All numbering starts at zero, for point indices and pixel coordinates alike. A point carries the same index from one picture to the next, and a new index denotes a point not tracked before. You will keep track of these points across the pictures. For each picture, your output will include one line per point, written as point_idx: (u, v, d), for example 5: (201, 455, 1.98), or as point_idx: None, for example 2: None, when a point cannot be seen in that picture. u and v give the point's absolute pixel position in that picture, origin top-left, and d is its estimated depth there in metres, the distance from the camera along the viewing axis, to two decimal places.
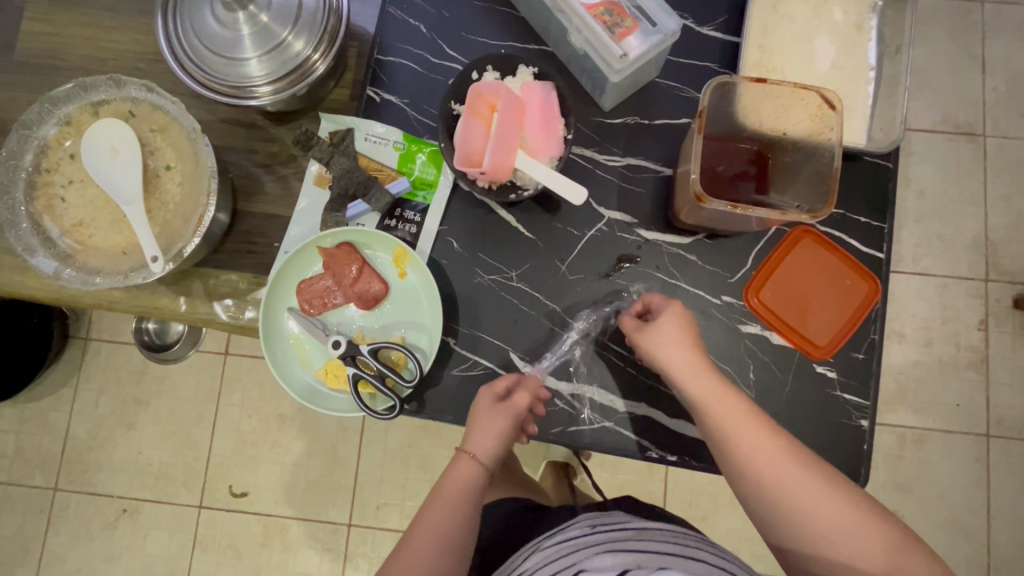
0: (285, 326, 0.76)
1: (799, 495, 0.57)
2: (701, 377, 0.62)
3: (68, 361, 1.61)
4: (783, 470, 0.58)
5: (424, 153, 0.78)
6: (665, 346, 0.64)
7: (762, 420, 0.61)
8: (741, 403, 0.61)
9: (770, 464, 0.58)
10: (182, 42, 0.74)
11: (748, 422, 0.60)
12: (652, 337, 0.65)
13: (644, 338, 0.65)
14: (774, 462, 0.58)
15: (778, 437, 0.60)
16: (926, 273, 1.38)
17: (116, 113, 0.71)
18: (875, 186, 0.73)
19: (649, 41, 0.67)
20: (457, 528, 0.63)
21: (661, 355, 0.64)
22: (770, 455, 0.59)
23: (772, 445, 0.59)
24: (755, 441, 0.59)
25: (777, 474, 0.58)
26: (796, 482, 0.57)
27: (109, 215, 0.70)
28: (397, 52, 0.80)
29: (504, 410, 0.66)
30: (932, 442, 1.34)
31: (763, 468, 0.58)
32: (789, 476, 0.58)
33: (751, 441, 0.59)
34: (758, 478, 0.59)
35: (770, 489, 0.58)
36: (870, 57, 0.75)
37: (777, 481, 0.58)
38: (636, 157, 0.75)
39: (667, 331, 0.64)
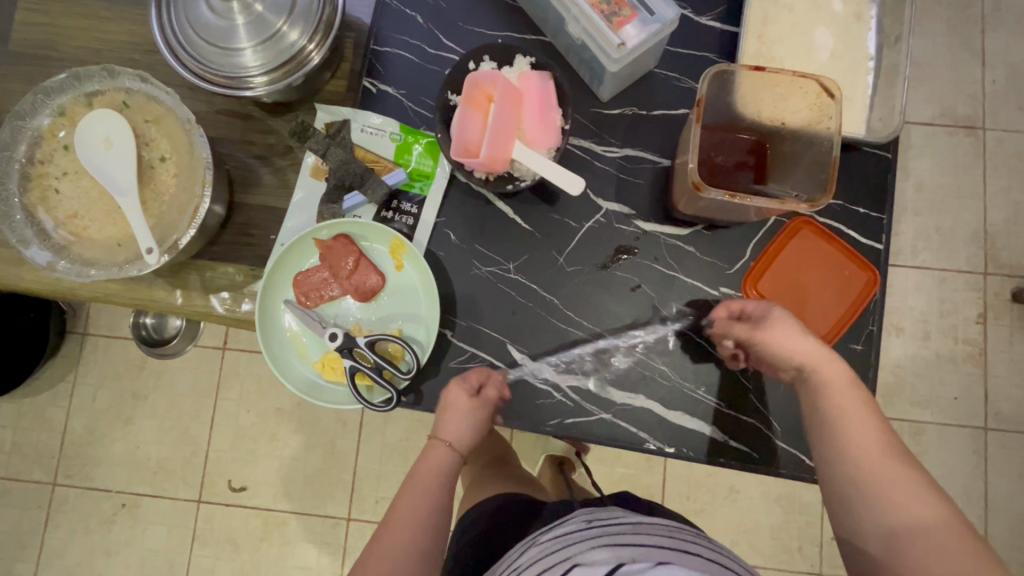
0: (281, 318, 0.76)
1: (897, 490, 0.54)
2: (822, 366, 0.61)
3: (66, 356, 1.61)
4: (889, 462, 0.55)
5: (421, 144, 0.77)
6: (779, 332, 0.63)
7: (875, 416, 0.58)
8: (859, 395, 0.59)
9: (872, 455, 0.56)
10: (177, 32, 0.73)
11: (862, 412, 0.58)
12: (766, 323, 0.64)
13: (757, 325, 0.65)
14: (878, 453, 0.55)
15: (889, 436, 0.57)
16: (925, 267, 1.38)
17: (110, 104, 0.71)
18: (874, 177, 0.73)
19: (647, 30, 0.67)
20: (424, 502, 0.65)
21: (773, 339, 0.63)
22: (875, 446, 0.56)
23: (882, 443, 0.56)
24: (865, 431, 0.57)
25: (882, 466, 0.55)
26: (895, 478, 0.54)
27: (103, 206, 0.70)
28: (394, 43, 0.79)
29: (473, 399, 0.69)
30: (930, 435, 1.35)
31: (864, 457, 0.56)
32: (891, 469, 0.55)
33: (861, 429, 0.57)
34: (860, 468, 0.56)
35: (871, 478, 0.55)
36: (870, 47, 0.74)
37: (879, 475, 0.55)
38: (634, 148, 0.75)
39: (781, 319, 0.63)
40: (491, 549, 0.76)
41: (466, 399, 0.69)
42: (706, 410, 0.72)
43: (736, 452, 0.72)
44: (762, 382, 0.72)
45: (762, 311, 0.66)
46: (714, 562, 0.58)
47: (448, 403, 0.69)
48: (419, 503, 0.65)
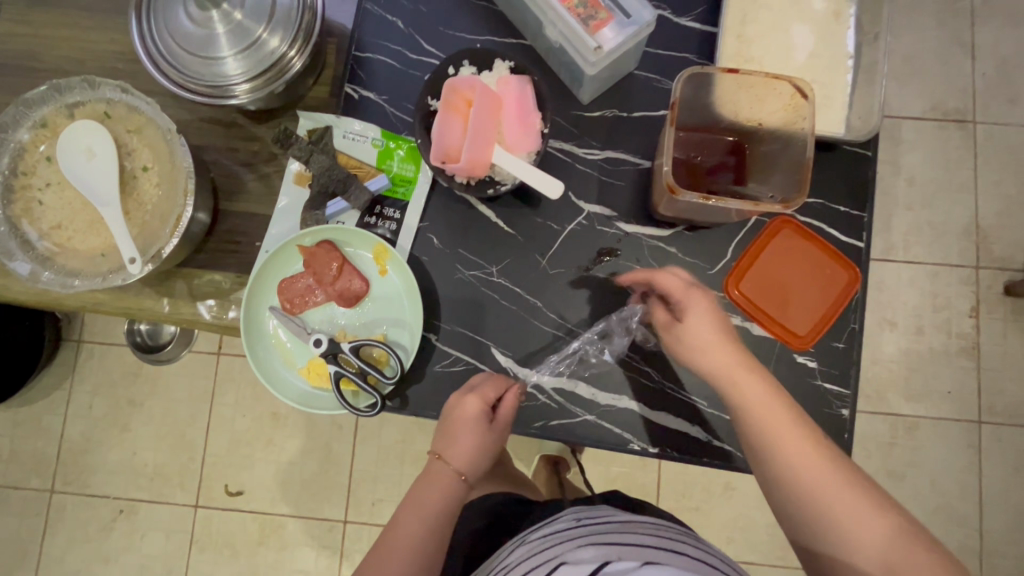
0: (266, 325, 0.76)
1: (824, 488, 0.56)
2: (748, 373, 0.61)
3: (62, 364, 1.61)
4: (812, 460, 0.57)
5: (403, 150, 0.77)
6: (700, 342, 0.63)
7: (793, 412, 0.60)
8: (778, 400, 0.60)
9: (798, 456, 0.57)
10: (157, 42, 0.73)
11: (784, 413, 0.59)
12: (686, 331, 0.63)
13: (678, 333, 0.64)
14: (804, 452, 0.57)
15: (809, 429, 0.59)
16: (916, 262, 1.38)
17: (92, 115, 0.71)
18: (855, 175, 0.73)
19: (624, 32, 0.67)
20: (429, 525, 0.64)
21: (693, 347, 0.63)
22: (799, 445, 0.58)
23: (806, 440, 0.58)
24: (791, 431, 0.58)
25: (809, 463, 0.57)
26: (822, 475, 0.56)
27: (87, 217, 0.70)
28: (375, 49, 0.80)
29: (485, 418, 0.68)
30: (923, 429, 1.35)
31: (791, 461, 0.57)
32: (817, 465, 0.57)
33: (787, 431, 0.58)
34: (790, 470, 0.57)
35: (799, 480, 0.57)
36: (849, 45, 0.74)
37: (808, 475, 0.57)
38: (615, 150, 0.75)
39: (699, 331, 0.62)
40: (481, 550, 0.77)
41: (478, 419, 0.67)
42: (690, 410, 0.73)
43: (719, 451, 0.72)
44: None
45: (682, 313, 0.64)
46: (700, 560, 0.58)
47: (460, 418, 0.67)
48: (421, 525, 0.64)
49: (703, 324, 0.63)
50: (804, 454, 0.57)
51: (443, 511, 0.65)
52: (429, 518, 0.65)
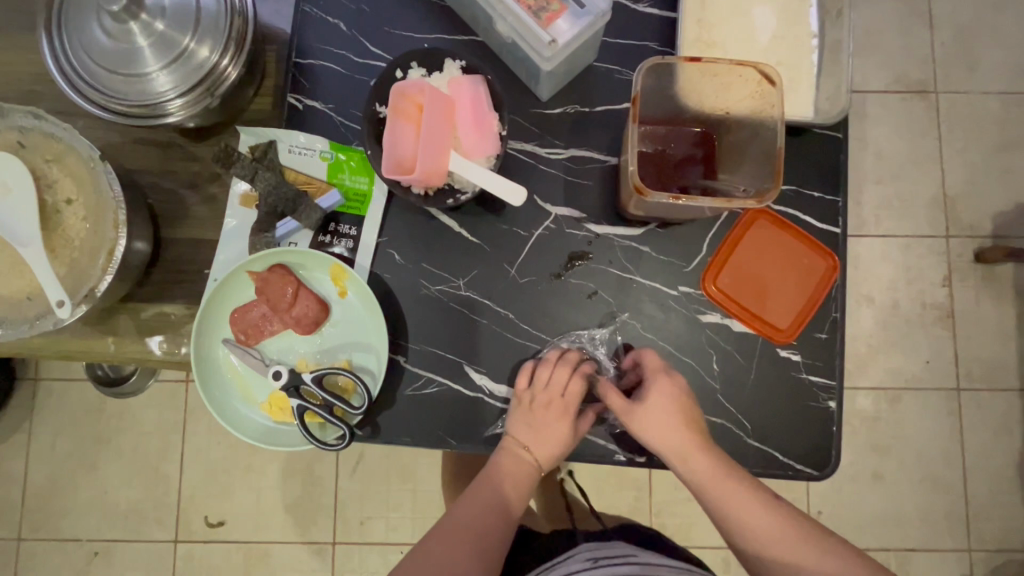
0: (221, 361, 0.71)
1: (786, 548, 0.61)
2: (691, 448, 0.63)
3: (18, 405, 1.52)
4: (773, 526, 0.62)
5: (354, 162, 0.73)
6: (659, 428, 0.64)
7: (743, 481, 0.63)
8: (731, 481, 0.63)
9: (759, 524, 0.62)
10: (72, 61, 0.67)
11: (734, 486, 0.63)
12: (650, 421, 0.64)
13: (636, 419, 0.65)
14: (762, 520, 0.62)
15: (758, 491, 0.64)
16: (889, 235, 1.38)
17: (4, 146, 0.65)
18: (826, 158, 0.71)
19: (579, 23, 0.63)
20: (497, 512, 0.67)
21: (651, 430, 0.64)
22: (761, 515, 0.62)
23: (761, 507, 0.63)
24: (744, 502, 0.63)
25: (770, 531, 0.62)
26: (782, 536, 0.62)
27: (6, 258, 0.64)
28: (317, 55, 0.74)
29: (567, 404, 0.67)
30: (906, 401, 1.36)
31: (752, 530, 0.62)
32: (776, 533, 0.62)
33: (742, 506, 0.62)
34: (757, 539, 0.62)
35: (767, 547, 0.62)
36: (812, 24, 0.71)
37: (771, 540, 0.62)
38: (579, 147, 0.71)
39: (660, 414, 0.63)
40: None
41: (565, 407, 0.67)
42: None
43: None
44: (729, 380, 0.70)
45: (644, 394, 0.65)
46: None
47: (533, 408, 0.67)
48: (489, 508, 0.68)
49: (664, 411, 0.64)
50: (762, 521, 0.62)
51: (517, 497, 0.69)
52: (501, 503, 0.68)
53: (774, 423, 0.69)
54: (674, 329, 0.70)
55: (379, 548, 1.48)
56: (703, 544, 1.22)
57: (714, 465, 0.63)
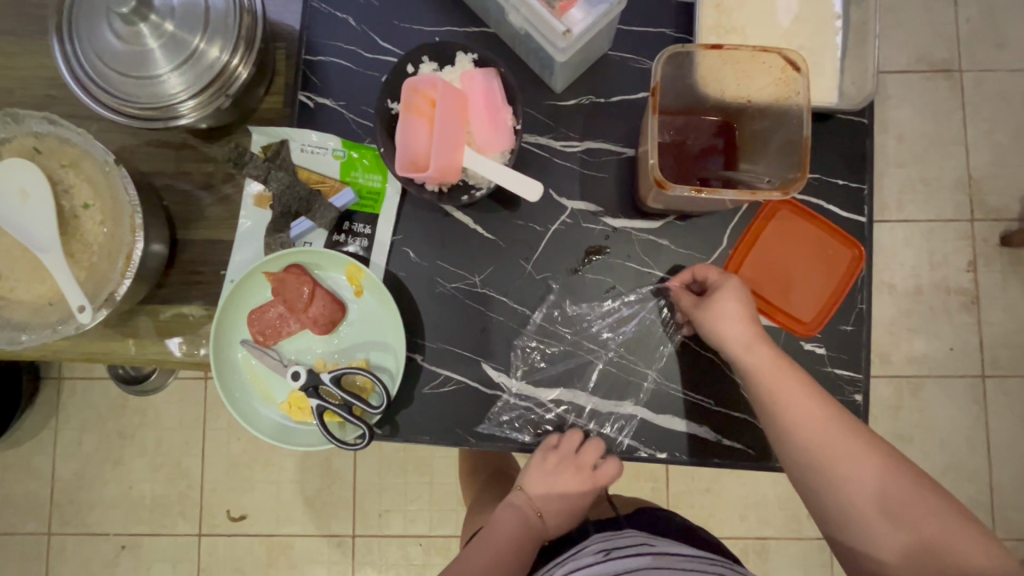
0: (239, 361, 0.71)
1: (833, 451, 0.58)
2: (750, 334, 0.61)
3: (44, 403, 1.55)
4: (828, 426, 0.59)
5: (368, 160, 0.72)
6: (725, 318, 0.62)
7: (801, 380, 0.61)
8: (791, 374, 0.60)
9: (812, 427, 0.59)
10: (85, 66, 0.67)
11: (793, 382, 0.60)
12: (716, 311, 0.62)
13: (707, 312, 0.63)
14: (811, 420, 0.59)
15: (816, 392, 0.60)
16: (911, 220, 1.35)
17: (21, 152, 0.65)
18: (851, 145, 0.68)
19: (594, 12, 0.61)
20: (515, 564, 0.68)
21: (723, 323, 0.62)
22: (813, 416, 0.59)
23: (819, 410, 0.59)
24: (802, 400, 0.60)
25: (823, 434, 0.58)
26: (835, 445, 0.58)
27: (27, 264, 0.64)
28: (327, 51, 0.73)
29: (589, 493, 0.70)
30: (929, 388, 1.33)
31: (802, 425, 0.59)
32: (826, 434, 0.58)
33: (799, 404, 0.59)
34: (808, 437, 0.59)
35: (811, 444, 0.59)
36: (836, 5, 0.69)
37: (819, 443, 0.58)
38: (596, 140, 0.70)
39: (729, 307, 0.62)
40: None
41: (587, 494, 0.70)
42: (695, 411, 0.69)
43: (730, 450, 0.69)
44: None
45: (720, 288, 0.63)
46: None
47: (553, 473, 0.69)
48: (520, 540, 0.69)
49: (735, 302, 0.62)
50: (817, 420, 0.59)
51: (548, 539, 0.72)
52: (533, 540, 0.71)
53: None
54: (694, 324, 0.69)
55: (398, 540, 1.49)
56: (722, 535, 1.22)
57: (777, 358, 0.61)
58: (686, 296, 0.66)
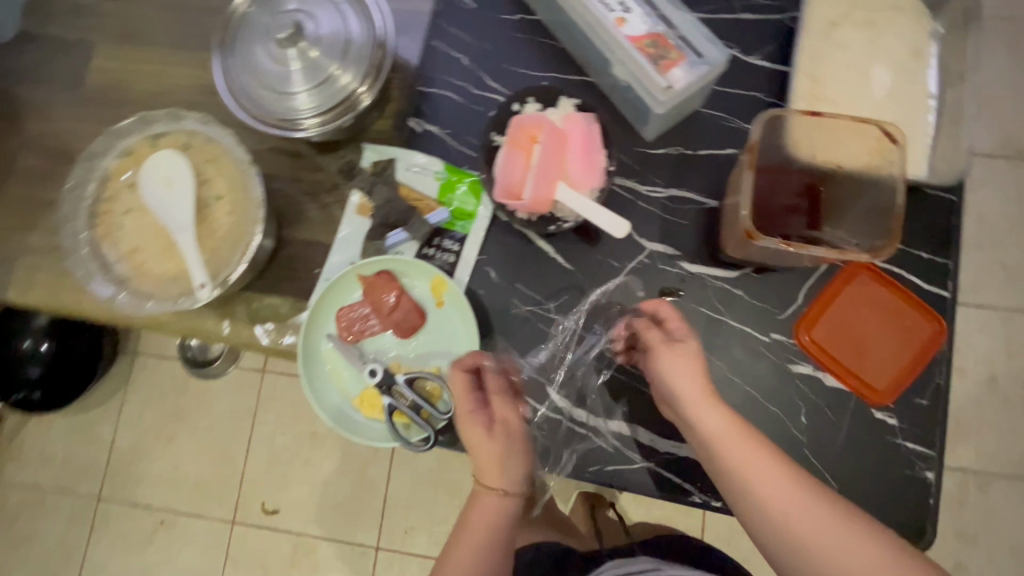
0: (323, 353, 0.76)
1: (803, 520, 0.52)
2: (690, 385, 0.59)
3: (116, 374, 1.67)
4: (793, 494, 0.53)
5: (465, 184, 0.77)
6: (676, 368, 0.60)
7: (762, 440, 0.56)
8: (749, 434, 0.56)
9: (776, 494, 0.53)
10: (237, 77, 0.77)
11: (751, 443, 0.56)
12: (673, 357, 0.61)
13: (663, 356, 0.61)
14: (777, 483, 0.54)
15: (778, 453, 0.56)
16: (988, 307, 1.32)
17: (173, 145, 0.75)
18: (939, 219, 0.69)
19: (694, 72, 0.67)
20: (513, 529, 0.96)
21: (675, 370, 0.60)
22: (773, 482, 0.54)
23: (782, 476, 0.54)
24: (762, 466, 0.55)
25: (787, 500, 0.53)
26: (803, 513, 0.52)
27: (161, 242, 0.73)
28: (440, 84, 0.81)
29: (507, 515, 0.63)
30: (997, 487, 1.28)
31: (761, 488, 0.54)
32: (794, 500, 0.53)
33: (756, 468, 0.54)
34: (770, 506, 0.53)
35: (780, 515, 0.53)
36: (930, 85, 0.71)
37: (788, 512, 0.52)
38: (680, 188, 0.74)
39: (683, 357, 0.60)
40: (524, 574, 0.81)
41: (501, 520, 0.62)
42: None
43: None
44: (818, 435, 0.68)
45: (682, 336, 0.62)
46: None
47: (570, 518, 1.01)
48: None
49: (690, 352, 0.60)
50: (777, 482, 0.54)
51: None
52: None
53: (865, 487, 0.66)
54: (762, 375, 0.69)
55: (420, 560, 1.50)
56: None
57: (732, 416, 0.57)
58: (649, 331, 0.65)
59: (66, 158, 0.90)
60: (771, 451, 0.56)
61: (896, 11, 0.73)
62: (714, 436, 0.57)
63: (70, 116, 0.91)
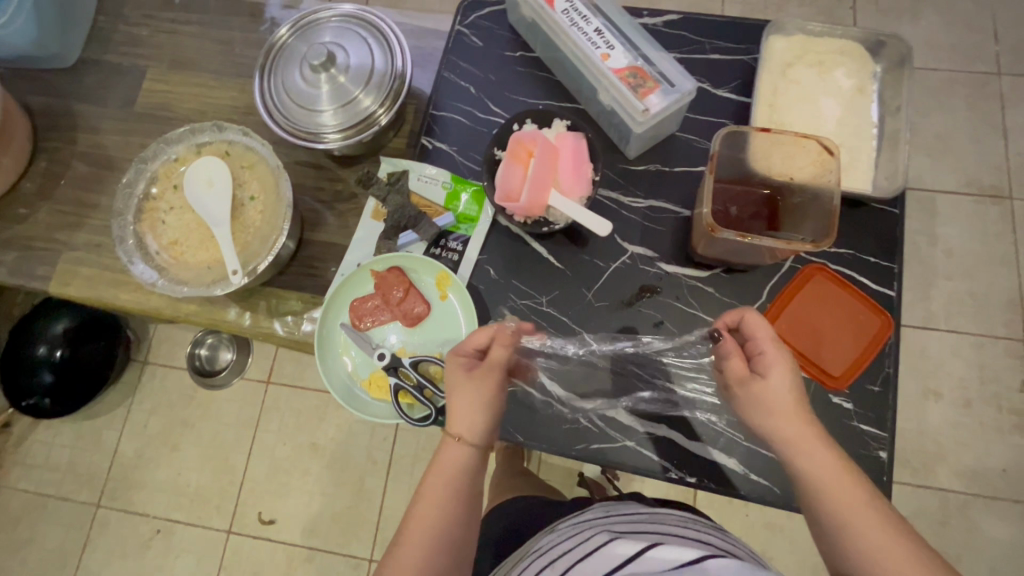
0: (337, 340, 0.84)
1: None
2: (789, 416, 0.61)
3: (126, 382, 1.73)
4: (900, 554, 0.52)
5: (468, 192, 0.88)
6: (771, 407, 0.62)
7: (869, 496, 0.56)
8: (854, 485, 0.56)
9: (880, 552, 0.53)
10: (274, 97, 0.88)
11: (856, 496, 0.56)
12: (765, 393, 0.62)
13: (753, 389, 0.63)
14: (880, 540, 0.53)
15: (887, 511, 0.55)
16: (959, 331, 1.41)
17: (215, 152, 0.85)
18: (883, 229, 0.79)
19: (668, 98, 0.78)
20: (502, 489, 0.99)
21: (770, 407, 0.62)
22: (879, 539, 0.53)
23: (889, 535, 0.53)
24: (866, 521, 0.54)
25: (893, 559, 0.52)
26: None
27: (199, 235, 0.82)
28: (449, 108, 0.93)
29: (467, 464, 0.65)
30: (977, 508, 1.33)
31: (868, 544, 0.53)
32: (903, 564, 0.52)
33: (860, 520, 0.54)
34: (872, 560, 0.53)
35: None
36: (873, 116, 0.82)
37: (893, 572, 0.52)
38: (657, 199, 0.84)
39: (776, 397, 0.62)
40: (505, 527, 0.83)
41: (461, 467, 0.64)
42: (727, 442, 0.75)
43: (755, 484, 0.73)
44: None
45: (768, 362, 0.64)
46: (728, 547, 0.60)
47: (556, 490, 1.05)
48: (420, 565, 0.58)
49: (785, 383, 0.62)
50: (878, 528, 0.54)
51: (446, 538, 0.60)
52: (424, 555, 0.59)
53: None
54: None
55: None
56: None
57: (839, 467, 0.58)
58: (735, 359, 0.66)
59: (114, 167, 1.01)
60: (877, 508, 0.55)
61: (844, 54, 0.85)
62: (818, 486, 0.58)
63: (120, 130, 1.02)
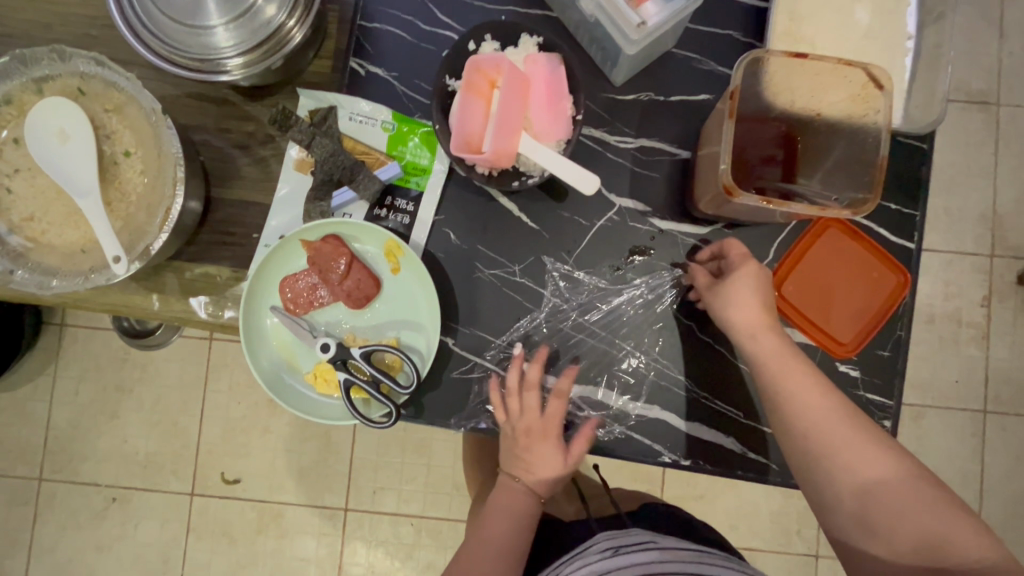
0: (268, 330, 0.70)
1: (833, 435, 0.58)
2: (792, 359, 0.60)
3: (44, 348, 1.47)
4: (828, 408, 0.59)
5: (417, 135, 0.70)
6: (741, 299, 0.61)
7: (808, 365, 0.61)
8: (799, 357, 0.61)
9: (813, 409, 0.59)
10: (136, 5, 0.64)
11: (799, 367, 0.60)
12: (729, 288, 0.62)
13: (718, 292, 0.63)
14: (818, 398, 0.59)
15: (824, 381, 0.61)
16: (931, 249, 1.37)
17: (64, 91, 0.63)
18: (908, 169, 0.67)
19: (669, 8, 0.59)
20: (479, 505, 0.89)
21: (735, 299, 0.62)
22: (815, 400, 0.59)
23: (823, 397, 0.59)
24: (806, 387, 0.59)
25: (824, 421, 0.58)
26: (833, 425, 0.58)
27: (62, 208, 0.63)
28: (384, 19, 0.71)
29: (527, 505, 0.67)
30: (930, 417, 1.37)
31: (803, 404, 0.59)
32: (833, 424, 0.58)
33: (799, 386, 0.59)
34: (805, 417, 0.59)
35: (812, 432, 0.58)
36: (909, 26, 0.68)
37: (822, 430, 0.58)
38: (650, 138, 0.69)
39: (740, 288, 0.61)
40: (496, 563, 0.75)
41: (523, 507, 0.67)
42: (726, 421, 0.69)
43: (755, 464, 0.68)
44: None
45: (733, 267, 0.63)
46: None
47: None
48: (510, 536, 0.65)
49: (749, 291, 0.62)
50: (820, 406, 0.59)
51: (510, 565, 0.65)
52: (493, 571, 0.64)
53: None
54: None
55: (390, 518, 1.43)
56: None
57: (785, 343, 0.61)
58: (744, 310, 0.61)
59: None
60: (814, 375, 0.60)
61: None
62: (762, 365, 0.61)
63: None
